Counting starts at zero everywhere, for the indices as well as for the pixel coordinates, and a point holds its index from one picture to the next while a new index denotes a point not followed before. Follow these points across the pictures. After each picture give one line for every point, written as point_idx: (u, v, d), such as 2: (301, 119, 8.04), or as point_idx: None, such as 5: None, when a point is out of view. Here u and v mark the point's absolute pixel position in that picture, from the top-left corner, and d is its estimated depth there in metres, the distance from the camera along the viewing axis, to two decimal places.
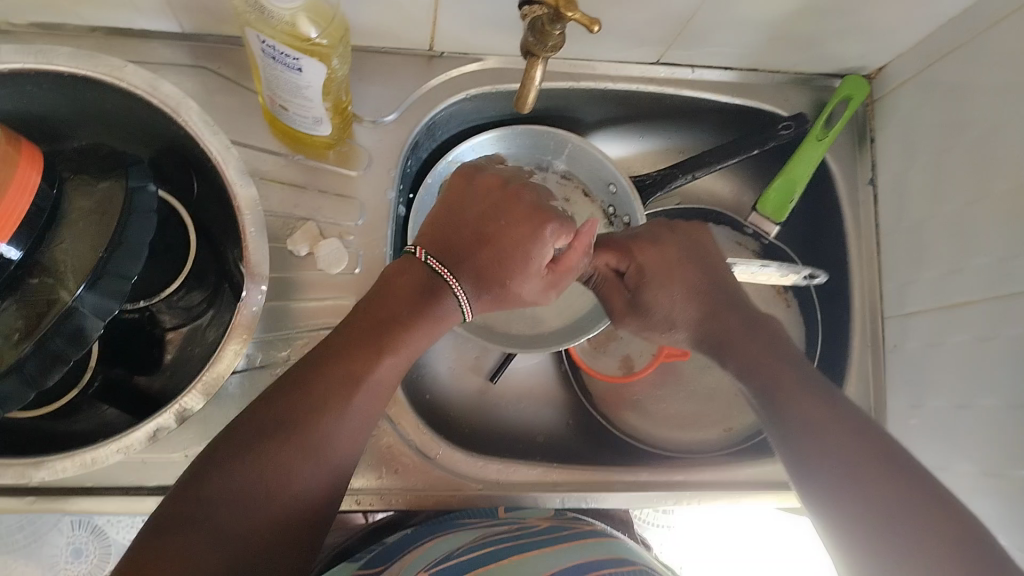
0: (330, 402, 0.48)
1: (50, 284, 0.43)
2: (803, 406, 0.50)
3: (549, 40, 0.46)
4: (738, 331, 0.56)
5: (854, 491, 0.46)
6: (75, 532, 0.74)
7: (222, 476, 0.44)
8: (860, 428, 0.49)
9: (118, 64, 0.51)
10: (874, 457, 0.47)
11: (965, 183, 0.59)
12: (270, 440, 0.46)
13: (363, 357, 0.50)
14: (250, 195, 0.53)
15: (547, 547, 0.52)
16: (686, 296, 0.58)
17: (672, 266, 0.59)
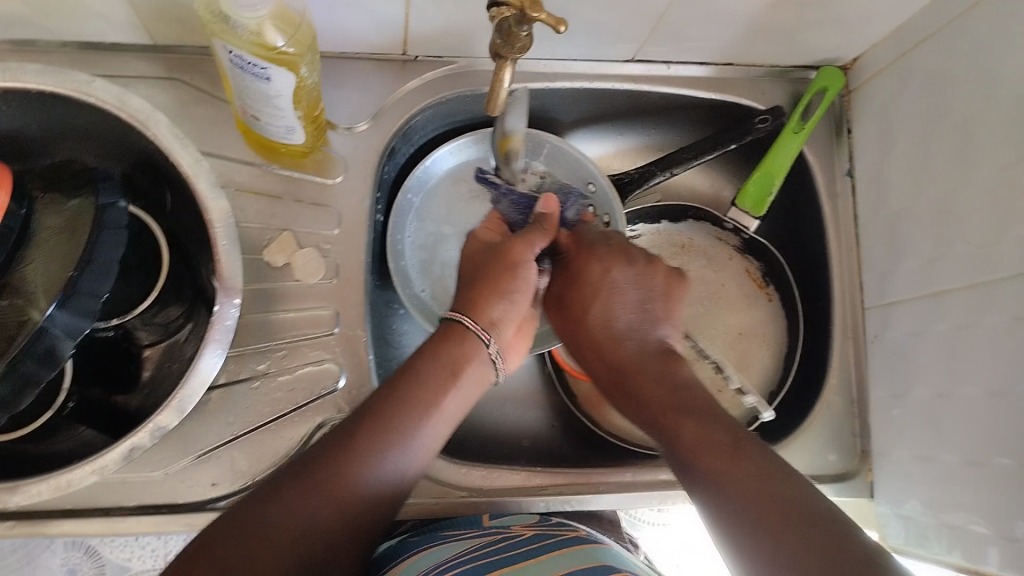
0: (386, 464, 0.47)
1: (20, 305, 0.42)
2: (696, 435, 0.47)
3: (516, 41, 0.46)
4: (644, 371, 0.54)
5: (742, 530, 0.41)
6: (68, 553, 0.70)
7: (267, 514, 0.43)
8: (747, 457, 0.45)
9: (83, 79, 0.51)
10: (769, 489, 0.42)
11: (941, 172, 0.59)
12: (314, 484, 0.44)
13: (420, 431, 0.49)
14: (222, 207, 0.52)
15: (525, 562, 0.50)
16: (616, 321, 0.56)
17: (602, 283, 0.57)
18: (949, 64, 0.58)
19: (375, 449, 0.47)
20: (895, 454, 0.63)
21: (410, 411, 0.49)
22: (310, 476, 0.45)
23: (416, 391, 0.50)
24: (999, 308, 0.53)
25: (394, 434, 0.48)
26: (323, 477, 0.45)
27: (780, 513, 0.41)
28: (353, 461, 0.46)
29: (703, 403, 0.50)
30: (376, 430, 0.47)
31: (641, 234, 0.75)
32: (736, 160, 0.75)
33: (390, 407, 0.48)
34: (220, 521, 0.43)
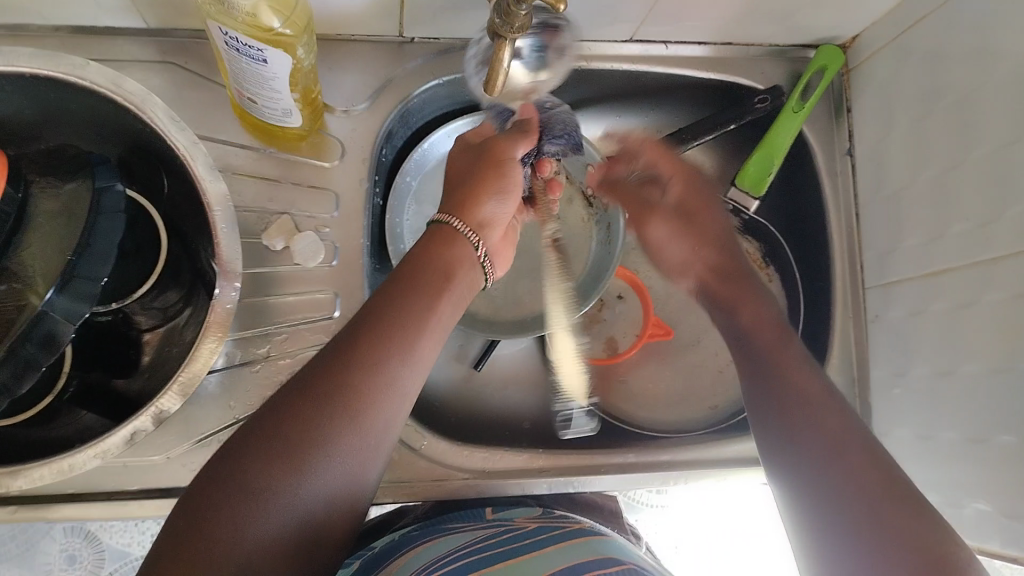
0: (384, 378, 0.44)
1: (19, 290, 0.41)
2: (801, 417, 0.49)
3: (515, 21, 0.46)
4: (727, 284, 0.61)
5: (833, 524, 0.43)
6: (69, 538, 0.73)
7: (238, 477, 0.38)
8: (844, 442, 0.46)
9: (78, 62, 0.50)
10: (873, 487, 0.43)
11: (941, 149, 0.59)
12: (285, 434, 0.40)
13: (393, 361, 0.44)
14: (220, 191, 0.52)
15: (531, 552, 0.51)
16: (676, 229, 0.65)
17: (691, 191, 0.64)
18: (948, 40, 0.58)
19: (346, 386, 0.42)
20: (894, 433, 0.63)
21: (376, 344, 0.44)
22: (276, 428, 0.40)
23: (382, 323, 0.45)
24: (999, 285, 0.53)
25: (362, 367, 0.43)
26: (293, 426, 0.40)
27: (880, 514, 0.42)
28: (351, 381, 0.42)
29: (789, 340, 0.54)
30: (340, 368, 0.43)
31: None
32: (736, 140, 0.75)
33: (353, 344, 0.44)
34: (189, 502, 0.38)
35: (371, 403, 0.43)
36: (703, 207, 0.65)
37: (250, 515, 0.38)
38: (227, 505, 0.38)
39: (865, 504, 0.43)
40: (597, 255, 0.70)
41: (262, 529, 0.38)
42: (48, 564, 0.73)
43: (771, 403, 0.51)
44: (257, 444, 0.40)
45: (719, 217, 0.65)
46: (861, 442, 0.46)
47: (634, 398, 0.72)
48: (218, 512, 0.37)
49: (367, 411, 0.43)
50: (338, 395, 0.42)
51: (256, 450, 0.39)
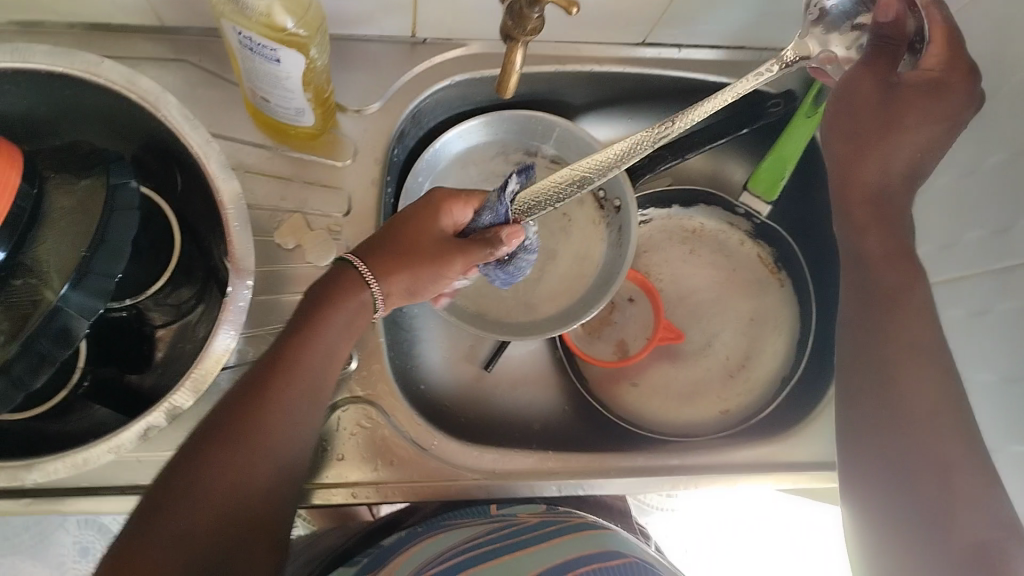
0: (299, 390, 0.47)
1: (34, 286, 0.42)
2: (903, 380, 0.47)
3: (528, 23, 0.46)
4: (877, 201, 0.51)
5: (908, 498, 0.44)
6: (82, 531, 0.74)
7: (188, 469, 0.42)
8: (933, 415, 0.45)
9: (93, 60, 0.51)
10: (943, 467, 0.43)
11: (956, 156, 0.59)
12: (222, 434, 0.44)
13: (311, 357, 0.48)
14: (233, 188, 0.52)
15: (530, 547, 0.51)
16: (924, 121, 0.48)
17: (952, 51, 0.48)
18: (964, 46, 0.57)
19: (267, 387, 0.46)
20: None
21: (312, 334, 0.49)
22: (216, 430, 0.44)
23: (309, 322, 0.49)
24: (1014, 293, 0.53)
25: (287, 367, 0.47)
26: (227, 426, 0.44)
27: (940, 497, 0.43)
28: (273, 395, 0.46)
29: (910, 280, 0.49)
30: (270, 373, 0.47)
31: (652, 218, 0.76)
32: (748, 144, 0.74)
33: (284, 347, 0.48)
34: (146, 496, 0.42)
35: (294, 395, 0.47)
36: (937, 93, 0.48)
37: (199, 497, 0.42)
38: (178, 491, 0.42)
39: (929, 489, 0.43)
40: (609, 259, 0.70)
41: (211, 506, 0.42)
42: (61, 557, 0.74)
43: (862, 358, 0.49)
44: (198, 447, 0.43)
45: (948, 105, 0.48)
46: (947, 417, 0.45)
47: (645, 402, 0.72)
48: (171, 499, 0.41)
49: (290, 403, 0.47)
50: (265, 397, 0.46)
51: (198, 450, 0.43)
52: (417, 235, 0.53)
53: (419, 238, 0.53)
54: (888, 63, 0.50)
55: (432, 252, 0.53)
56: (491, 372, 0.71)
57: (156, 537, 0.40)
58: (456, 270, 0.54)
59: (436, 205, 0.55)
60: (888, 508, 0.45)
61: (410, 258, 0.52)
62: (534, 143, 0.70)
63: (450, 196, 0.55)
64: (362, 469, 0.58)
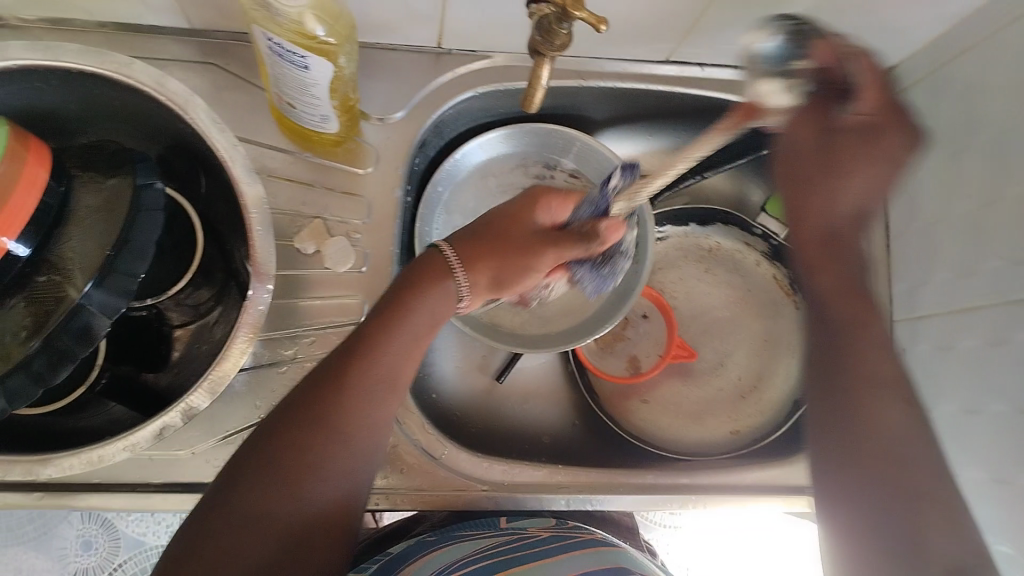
0: (367, 394, 0.48)
1: (58, 282, 0.42)
2: (863, 409, 0.48)
3: (556, 39, 0.46)
4: (815, 245, 0.60)
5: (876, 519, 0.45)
6: (85, 524, 0.74)
7: (252, 463, 0.44)
8: (904, 442, 0.47)
9: (124, 61, 0.52)
10: (918, 487, 0.45)
11: (976, 184, 0.58)
12: (289, 433, 0.45)
13: (379, 363, 0.49)
14: (257, 193, 0.53)
15: (547, 558, 0.52)
16: (868, 176, 0.57)
17: (885, 120, 0.56)
18: (987, 75, 0.57)
19: (335, 390, 0.47)
20: None
21: (376, 339, 0.49)
22: (281, 429, 0.45)
23: (374, 330, 0.50)
24: None
25: (352, 371, 0.48)
26: (292, 425, 0.45)
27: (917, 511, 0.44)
28: (337, 395, 0.47)
29: (867, 323, 0.53)
30: (338, 375, 0.47)
31: (668, 236, 0.76)
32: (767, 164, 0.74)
33: (351, 349, 0.49)
34: (213, 492, 0.43)
35: (359, 395, 0.47)
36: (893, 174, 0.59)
37: (263, 492, 0.43)
38: (239, 485, 0.43)
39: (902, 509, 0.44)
40: (624, 274, 0.70)
41: (274, 504, 0.43)
42: (62, 549, 0.73)
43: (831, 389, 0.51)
44: (265, 443, 0.45)
45: (884, 168, 0.57)
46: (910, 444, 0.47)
47: (655, 418, 0.72)
48: (237, 491, 0.43)
49: (353, 405, 0.47)
50: (333, 400, 0.47)
51: (265, 447, 0.44)
52: (507, 225, 0.58)
53: (513, 229, 0.58)
54: (824, 111, 0.55)
55: (523, 242, 0.58)
56: (503, 383, 0.71)
57: (221, 529, 0.41)
58: (549, 259, 0.58)
59: (535, 199, 0.60)
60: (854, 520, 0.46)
61: (503, 241, 0.57)
62: (554, 157, 0.70)
63: (559, 198, 0.60)
64: None
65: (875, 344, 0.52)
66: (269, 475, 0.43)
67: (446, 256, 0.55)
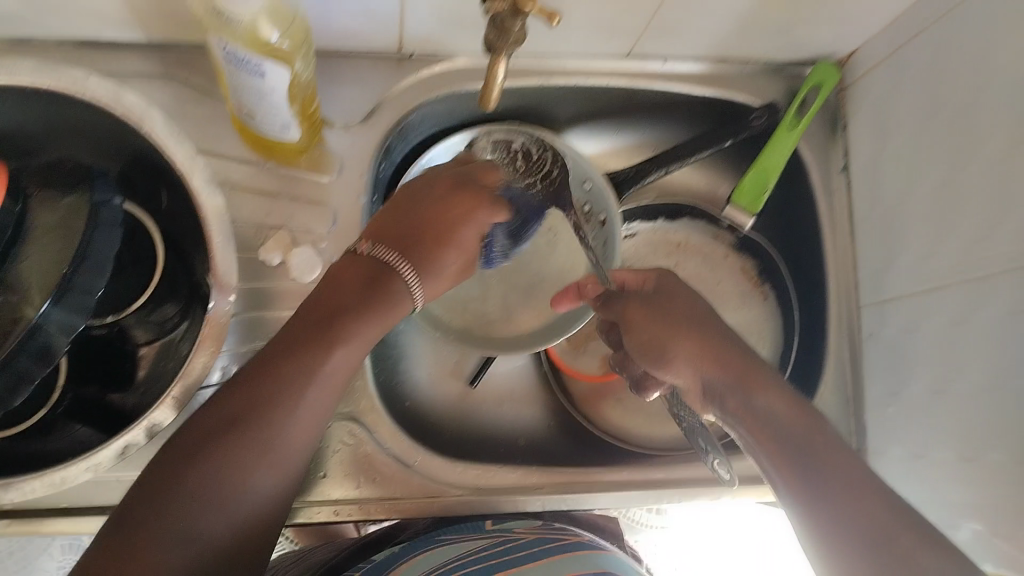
0: (294, 402, 0.46)
1: (15, 303, 0.42)
2: (756, 431, 0.49)
3: (510, 35, 0.46)
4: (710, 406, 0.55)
5: (849, 536, 0.42)
6: (66, 556, 0.72)
7: (181, 475, 0.42)
8: (833, 449, 0.46)
9: (79, 76, 0.51)
10: (848, 487, 0.44)
11: (934, 164, 0.59)
12: (212, 446, 0.43)
13: (300, 397, 0.46)
14: (217, 204, 0.52)
15: (516, 568, 0.50)
16: (688, 353, 0.54)
17: (644, 310, 0.57)
18: (941, 58, 0.58)
19: (265, 408, 0.45)
20: (891, 451, 0.63)
21: (307, 353, 0.47)
22: (205, 439, 0.43)
23: (304, 345, 0.47)
24: (994, 300, 0.53)
25: (285, 389, 0.45)
26: (224, 436, 0.43)
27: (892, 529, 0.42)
28: (275, 392, 0.45)
29: (767, 387, 0.50)
30: (268, 386, 0.45)
31: (637, 232, 0.76)
32: (732, 157, 0.75)
33: (282, 358, 0.46)
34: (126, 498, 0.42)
35: (301, 403, 0.46)
36: (672, 313, 0.56)
37: (172, 532, 0.41)
38: (162, 505, 0.41)
39: (869, 528, 0.42)
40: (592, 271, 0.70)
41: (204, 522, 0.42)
42: None
43: (793, 443, 0.47)
44: (190, 457, 0.43)
45: (695, 331, 0.55)
46: (844, 460, 0.45)
47: (629, 415, 0.72)
48: (151, 502, 0.41)
49: (291, 421, 0.46)
50: (259, 407, 0.45)
51: (188, 461, 0.42)
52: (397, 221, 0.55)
53: (448, 222, 0.56)
54: (646, 307, 0.57)
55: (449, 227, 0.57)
56: (477, 388, 0.71)
57: (153, 551, 0.40)
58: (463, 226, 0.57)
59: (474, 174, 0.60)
60: (841, 550, 0.42)
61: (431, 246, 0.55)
62: None
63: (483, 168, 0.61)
64: (345, 484, 0.57)
65: (772, 387, 0.50)
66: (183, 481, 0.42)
67: (376, 253, 0.52)
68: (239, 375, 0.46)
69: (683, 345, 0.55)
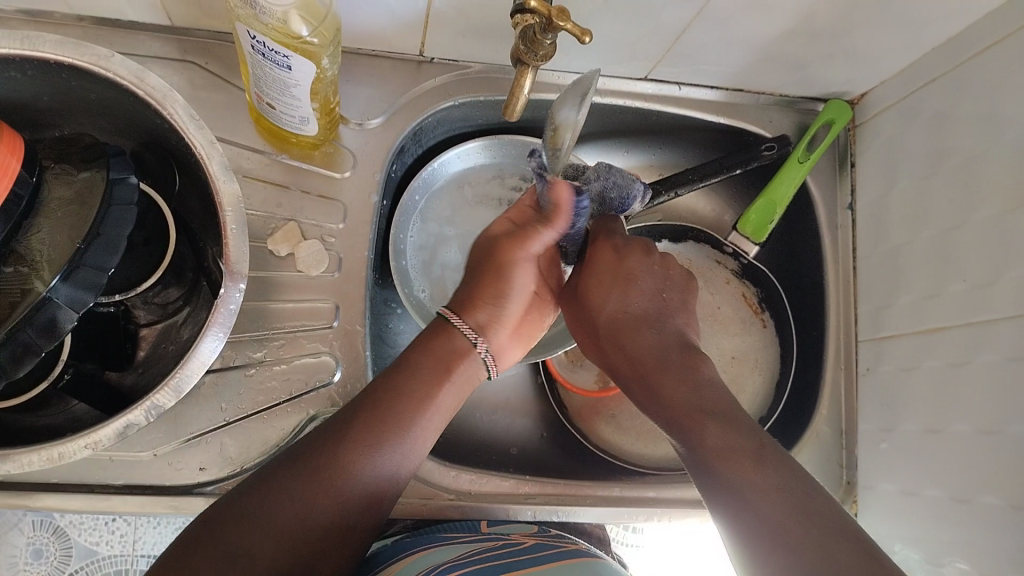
0: (395, 435, 0.49)
1: (24, 273, 0.41)
2: (675, 396, 0.49)
3: (540, 49, 0.47)
4: (662, 361, 0.52)
5: (760, 537, 0.40)
6: (36, 532, 0.68)
7: (282, 481, 0.45)
8: (745, 444, 0.44)
9: (104, 53, 0.50)
10: (749, 479, 0.42)
11: (941, 207, 0.60)
12: (311, 479, 0.45)
13: (408, 429, 0.50)
14: (233, 191, 0.52)
15: (525, 568, 0.50)
16: (647, 294, 0.56)
17: (608, 247, 0.57)
18: (953, 105, 0.60)
19: (369, 443, 0.48)
20: (881, 485, 0.64)
21: (413, 394, 0.51)
22: (281, 484, 0.45)
23: (415, 376, 0.52)
24: (992, 346, 0.54)
25: (398, 415, 0.50)
26: (299, 482, 0.45)
27: (791, 523, 0.40)
28: (372, 425, 0.48)
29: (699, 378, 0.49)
30: (370, 424, 0.48)
31: None
32: (739, 185, 0.76)
33: (381, 401, 0.50)
34: (225, 499, 0.44)
35: (395, 437, 0.49)
36: (631, 266, 0.56)
37: (261, 528, 0.43)
38: (269, 505, 0.44)
39: (782, 530, 0.39)
40: None
41: (302, 528, 0.44)
42: (11, 557, 0.67)
43: (692, 410, 0.48)
44: (305, 467, 0.45)
45: (642, 283, 0.56)
46: (740, 454, 0.44)
47: (623, 431, 0.73)
48: (250, 503, 0.44)
49: (395, 456, 0.49)
50: (357, 434, 0.48)
51: (305, 466, 0.46)
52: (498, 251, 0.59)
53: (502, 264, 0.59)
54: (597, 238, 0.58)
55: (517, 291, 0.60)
56: (472, 394, 0.71)
57: (238, 539, 0.42)
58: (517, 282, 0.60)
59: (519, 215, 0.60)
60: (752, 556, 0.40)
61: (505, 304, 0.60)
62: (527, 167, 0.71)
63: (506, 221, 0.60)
64: None
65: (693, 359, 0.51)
66: (277, 492, 0.44)
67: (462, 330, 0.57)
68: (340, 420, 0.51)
69: (631, 284, 0.56)
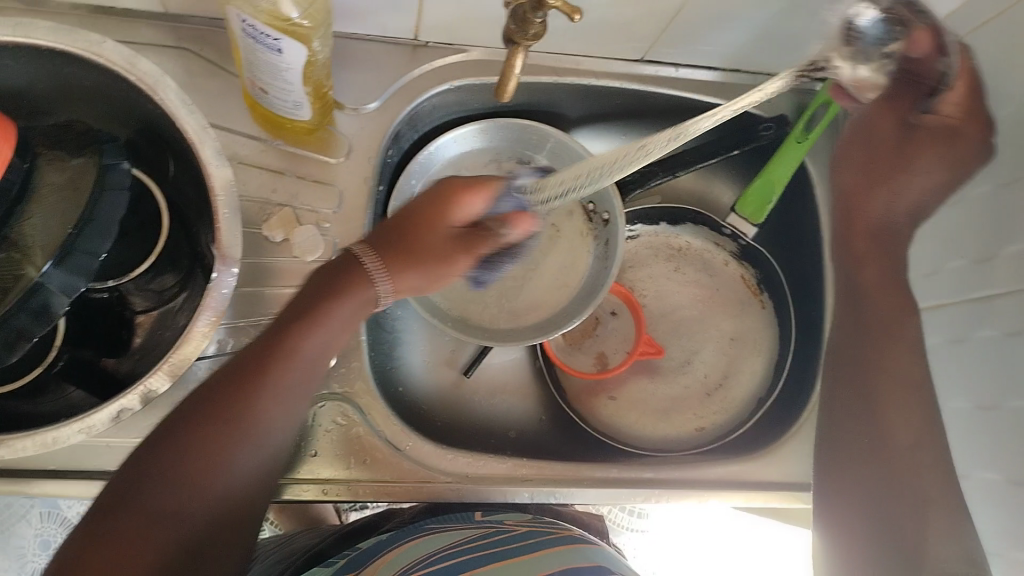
0: (276, 389, 0.47)
1: (16, 259, 0.41)
2: (867, 348, 0.55)
3: (530, 28, 0.47)
4: (871, 252, 0.59)
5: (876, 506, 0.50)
6: (43, 524, 0.69)
7: (173, 446, 0.43)
8: (915, 446, 0.51)
9: (95, 40, 0.51)
10: (884, 453, 0.51)
11: None
12: (204, 440, 0.44)
13: (286, 378, 0.47)
14: (225, 176, 0.52)
15: (515, 556, 0.50)
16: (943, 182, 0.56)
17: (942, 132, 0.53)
18: None
19: (258, 396, 0.46)
20: None
21: (295, 344, 0.48)
22: (173, 447, 0.43)
23: (302, 328, 0.48)
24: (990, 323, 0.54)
25: (281, 368, 0.47)
26: (189, 443, 0.44)
27: (905, 518, 0.49)
28: (266, 378, 0.46)
29: (897, 326, 0.56)
30: (265, 373, 0.46)
31: (639, 234, 0.77)
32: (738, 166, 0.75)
33: (266, 354, 0.47)
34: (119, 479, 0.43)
35: (278, 389, 0.47)
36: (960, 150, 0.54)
37: (166, 499, 0.42)
38: (171, 475, 0.43)
39: (902, 520, 0.49)
40: (594, 271, 0.70)
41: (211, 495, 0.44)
42: (21, 549, 0.70)
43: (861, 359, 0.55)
44: (196, 426, 0.44)
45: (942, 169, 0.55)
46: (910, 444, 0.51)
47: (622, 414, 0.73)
48: (148, 477, 0.42)
49: (280, 407, 0.47)
50: (248, 385, 0.46)
51: (199, 428, 0.44)
52: (433, 230, 0.55)
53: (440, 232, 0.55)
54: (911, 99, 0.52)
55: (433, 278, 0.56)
56: (470, 379, 0.71)
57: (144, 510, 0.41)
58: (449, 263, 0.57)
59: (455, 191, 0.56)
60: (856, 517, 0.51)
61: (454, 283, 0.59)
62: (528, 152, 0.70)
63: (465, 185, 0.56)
64: (336, 466, 0.57)
65: (906, 336, 0.56)
66: (170, 457, 0.43)
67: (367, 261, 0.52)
68: (241, 353, 0.48)
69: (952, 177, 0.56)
